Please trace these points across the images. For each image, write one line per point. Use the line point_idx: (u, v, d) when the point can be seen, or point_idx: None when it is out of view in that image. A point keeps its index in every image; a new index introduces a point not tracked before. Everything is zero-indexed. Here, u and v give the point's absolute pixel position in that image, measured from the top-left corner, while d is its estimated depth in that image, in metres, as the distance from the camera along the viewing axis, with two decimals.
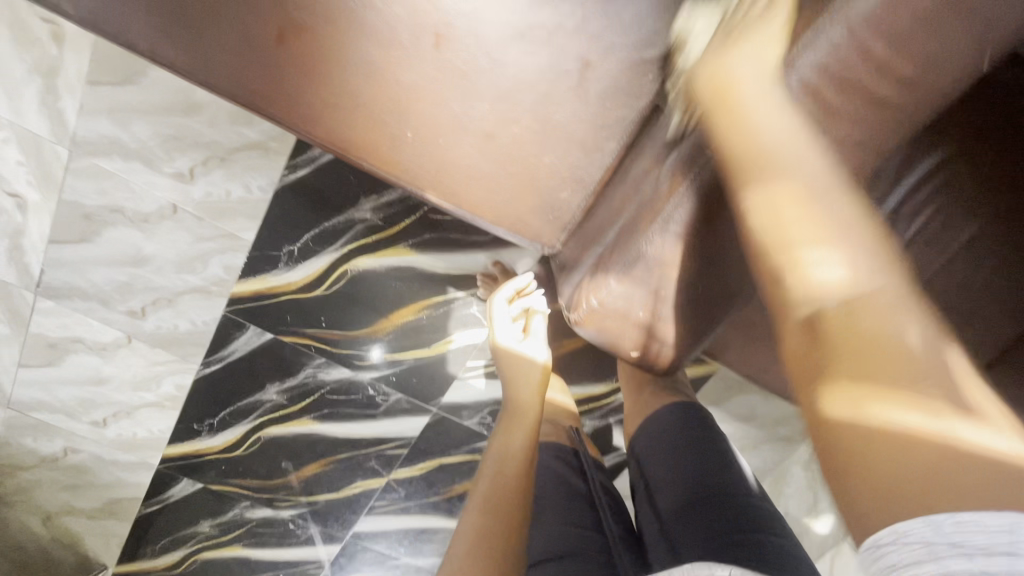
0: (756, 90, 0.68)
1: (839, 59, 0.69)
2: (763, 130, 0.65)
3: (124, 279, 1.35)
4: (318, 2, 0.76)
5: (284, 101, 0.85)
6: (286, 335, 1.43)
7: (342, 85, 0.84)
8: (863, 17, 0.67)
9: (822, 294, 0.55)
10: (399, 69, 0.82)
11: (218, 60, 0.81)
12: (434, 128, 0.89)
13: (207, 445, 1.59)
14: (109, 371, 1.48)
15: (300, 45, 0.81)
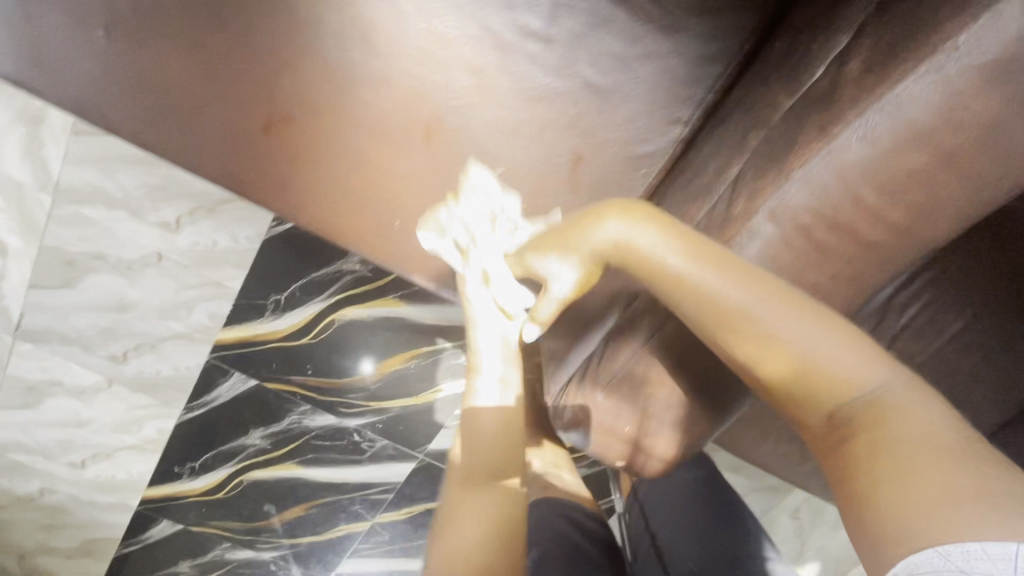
0: (659, 251, 0.75)
1: (829, 203, 0.75)
2: (699, 283, 0.71)
3: (106, 324, 1.32)
4: (312, 97, 0.85)
5: (268, 185, 0.89)
6: (270, 382, 1.41)
7: (330, 174, 0.91)
8: (854, 169, 0.73)
9: (780, 379, 0.66)
10: (396, 160, 0.91)
11: (203, 145, 0.86)
12: (424, 217, 0.97)
13: (188, 488, 1.57)
14: (90, 413, 1.45)
15: (286, 134, 0.87)
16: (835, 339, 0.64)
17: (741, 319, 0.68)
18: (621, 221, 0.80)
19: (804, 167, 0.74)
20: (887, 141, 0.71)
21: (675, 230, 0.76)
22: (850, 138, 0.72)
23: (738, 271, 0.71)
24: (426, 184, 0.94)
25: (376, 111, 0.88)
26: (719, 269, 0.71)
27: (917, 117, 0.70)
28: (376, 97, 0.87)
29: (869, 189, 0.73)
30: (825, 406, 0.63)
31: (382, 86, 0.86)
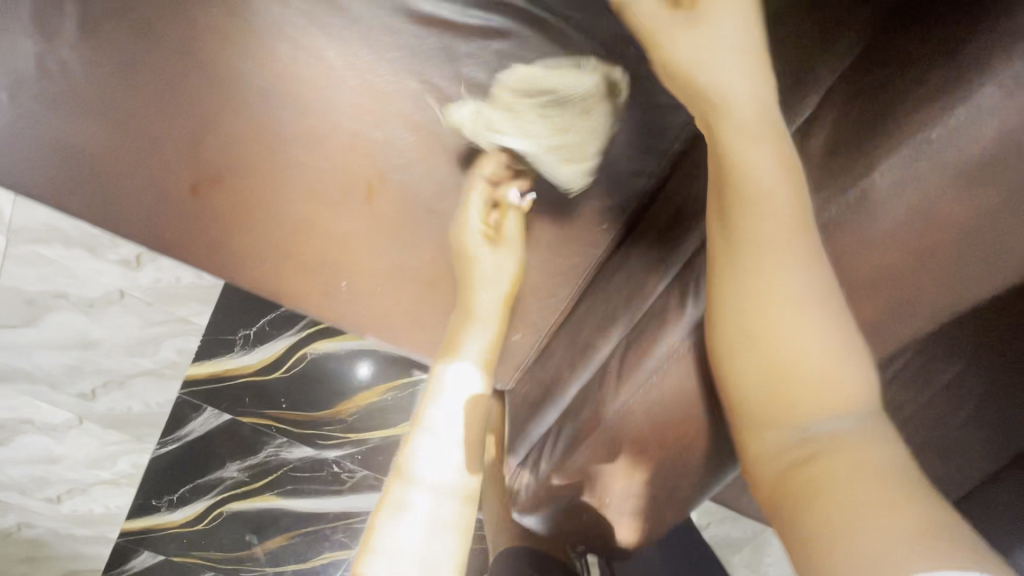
0: (737, 61, 0.42)
1: (858, 255, 0.40)
2: (750, 121, 0.41)
3: (72, 362, 1.28)
4: (233, 146, 0.61)
5: (198, 249, 0.66)
6: (245, 416, 1.37)
7: (268, 239, 0.66)
8: (904, 199, 0.38)
9: (742, 366, 0.40)
10: (330, 221, 0.65)
11: (132, 212, 0.63)
12: (375, 276, 0.70)
13: (167, 520, 1.53)
14: (62, 450, 1.41)
15: (216, 198, 0.63)
16: (838, 318, 0.38)
17: (757, 211, 0.40)
18: (742, 10, 0.42)
19: (815, 216, 0.41)
20: (966, 188, 0.36)
21: (762, 52, 0.42)
22: (878, 176, 0.38)
23: (782, 151, 0.41)
24: (377, 253, 0.67)
25: (315, 174, 0.62)
26: (761, 96, 0.42)
27: (979, 157, 0.35)
28: (309, 156, 0.61)
29: (900, 269, 0.40)
30: (798, 417, 0.36)
31: (319, 142, 0.61)
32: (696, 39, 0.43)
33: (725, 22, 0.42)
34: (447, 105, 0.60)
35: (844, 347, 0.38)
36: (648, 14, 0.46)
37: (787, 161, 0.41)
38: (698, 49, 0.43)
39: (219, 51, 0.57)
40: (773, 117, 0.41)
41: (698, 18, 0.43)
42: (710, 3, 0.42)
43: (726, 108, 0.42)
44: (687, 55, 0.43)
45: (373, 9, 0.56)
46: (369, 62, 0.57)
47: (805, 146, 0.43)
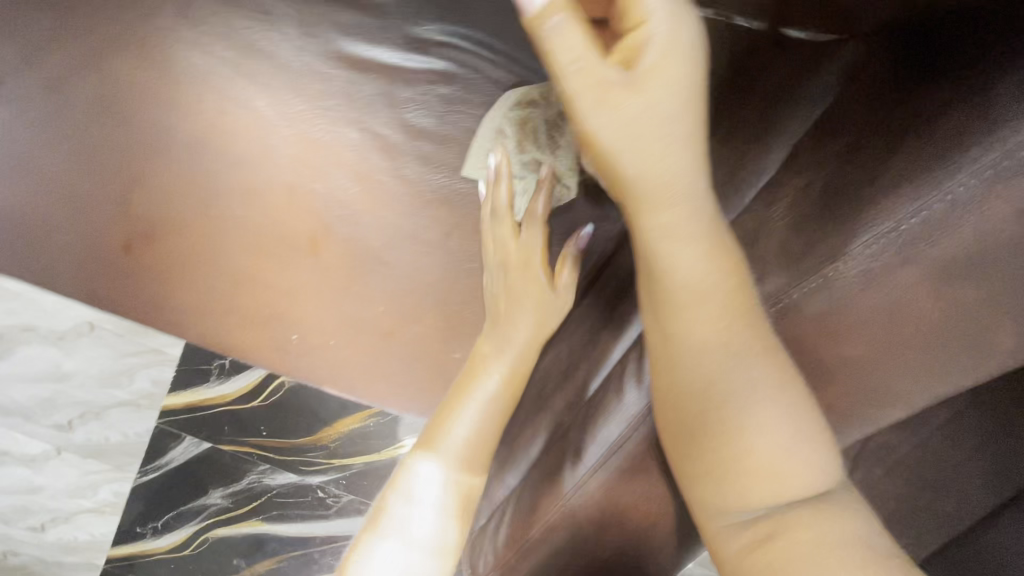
0: (676, 139, 0.33)
1: (835, 328, 0.34)
2: (681, 208, 0.34)
3: (47, 394, 1.26)
4: (171, 199, 0.57)
5: (132, 310, 0.58)
6: (224, 443, 1.33)
7: (210, 293, 0.59)
8: (890, 271, 0.32)
9: (675, 429, 0.36)
10: (273, 275, 0.59)
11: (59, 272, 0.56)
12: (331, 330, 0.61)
13: (152, 547, 1.49)
14: (43, 480, 1.39)
15: (154, 254, 0.58)
16: (794, 403, 0.34)
17: (684, 303, 0.35)
18: (690, 66, 0.33)
19: (774, 301, 0.35)
20: (943, 281, 0.31)
21: (702, 120, 0.34)
22: (846, 266, 0.32)
23: (708, 229, 0.35)
24: (329, 305, 0.60)
25: (250, 228, 0.58)
26: (695, 175, 0.34)
27: (958, 252, 0.30)
28: (247, 210, 0.57)
29: (872, 362, 0.35)
30: (748, 496, 0.33)
31: (251, 196, 0.57)
32: (633, 109, 0.32)
33: (666, 90, 0.32)
34: (391, 154, 0.58)
35: (804, 431, 0.34)
36: (580, 68, 0.32)
37: (719, 245, 0.35)
38: (637, 123, 0.32)
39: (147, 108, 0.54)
40: (702, 201, 0.35)
41: (641, 83, 0.32)
42: (650, 63, 0.32)
43: (663, 195, 0.34)
44: (621, 128, 0.32)
45: (301, 55, 0.57)
46: (307, 112, 0.57)
47: (765, 216, 0.38)
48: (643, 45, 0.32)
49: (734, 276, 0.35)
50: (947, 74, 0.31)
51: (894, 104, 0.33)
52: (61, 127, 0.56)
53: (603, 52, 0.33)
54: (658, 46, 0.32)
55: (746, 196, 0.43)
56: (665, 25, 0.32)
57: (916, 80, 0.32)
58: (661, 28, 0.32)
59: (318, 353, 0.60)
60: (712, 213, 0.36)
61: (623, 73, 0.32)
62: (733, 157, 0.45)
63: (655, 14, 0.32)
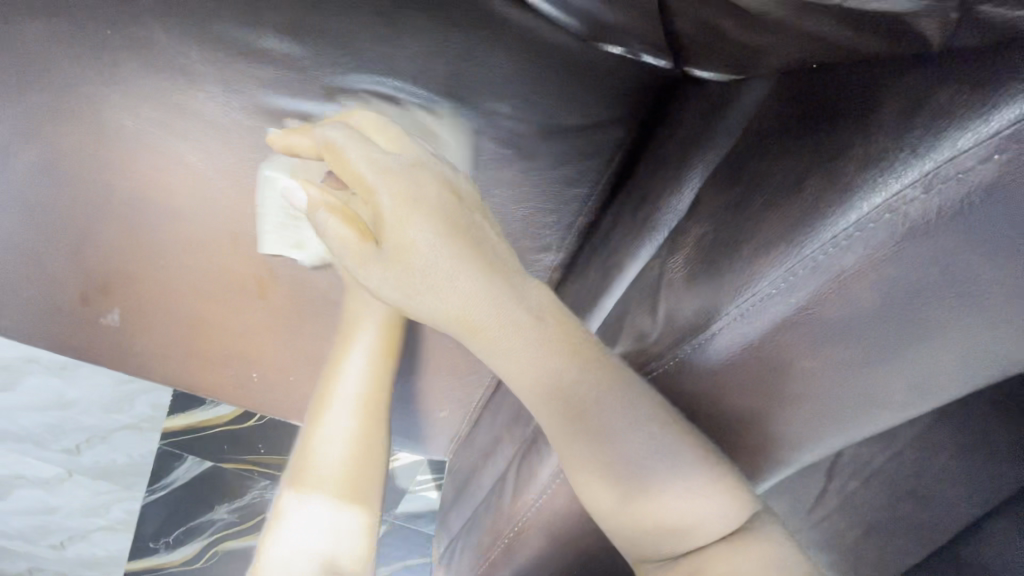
0: (449, 281, 0.34)
1: (733, 380, 0.35)
2: (498, 331, 0.35)
3: (54, 420, 1.13)
4: (120, 251, 0.58)
5: (100, 359, 0.61)
6: (228, 463, 1.25)
7: (171, 339, 0.62)
8: (775, 336, 0.33)
9: (584, 483, 0.37)
10: (227, 318, 0.61)
11: (28, 327, 0.59)
12: (287, 365, 0.64)
13: (162, 562, 1.27)
14: (63, 503, 1.21)
15: (112, 305, 0.60)
16: (678, 461, 0.36)
17: (546, 401, 0.35)
18: (429, 215, 0.35)
19: (670, 353, 0.36)
20: (818, 345, 0.32)
21: (461, 242, 0.35)
22: (724, 327, 0.33)
23: (537, 332, 0.35)
24: (283, 343, 0.63)
25: (197, 280, 0.59)
26: (495, 296, 0.35)
27: (834, 314, 0.31)
28: (193, 259, 0.59)
29: (761, 411, 0.35)
30: (664, 544, 0.36)
31: (195, 247, 0.58)
32: (395, 273, 0.35)
33: (416, 246, 0.34)
34: None
35: (694, 478, 0.36)
36: (340, 248, 0.37)
37: (549, 333, 0.35)
38: (404, 285, 0.35)
39: (90, 169, 0.56)
40: (517, 311, 0.35)
41: (387, 250, 0.35)
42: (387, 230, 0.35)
43: (473, 328, 0.35)
44: (399, 287, 0.36)
45: (226, 110, 0.55)
46: (238, 164, 0.56)
47: (667, 266, 0.39)
48: (377, 218, 0.35)
49: (596, 364, 0.36)
50: (813, 135, 0.34)
51: (774, 163, 0.35)
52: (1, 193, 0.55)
53: (357, 228, 0.37)
54: (391, 214, 0.35)
55: (659, 236, 0.44)
56: (385, 193, 0.35)
57: (788, 142, 0.36)
58: (385, 198, 0.35)
59: (280, 386, 0.65)
60: (536, 313, 0.35)
61: (376, 248, 0.36)
62: (652, 196, 0.47)
63: (376, 193, 0.35)
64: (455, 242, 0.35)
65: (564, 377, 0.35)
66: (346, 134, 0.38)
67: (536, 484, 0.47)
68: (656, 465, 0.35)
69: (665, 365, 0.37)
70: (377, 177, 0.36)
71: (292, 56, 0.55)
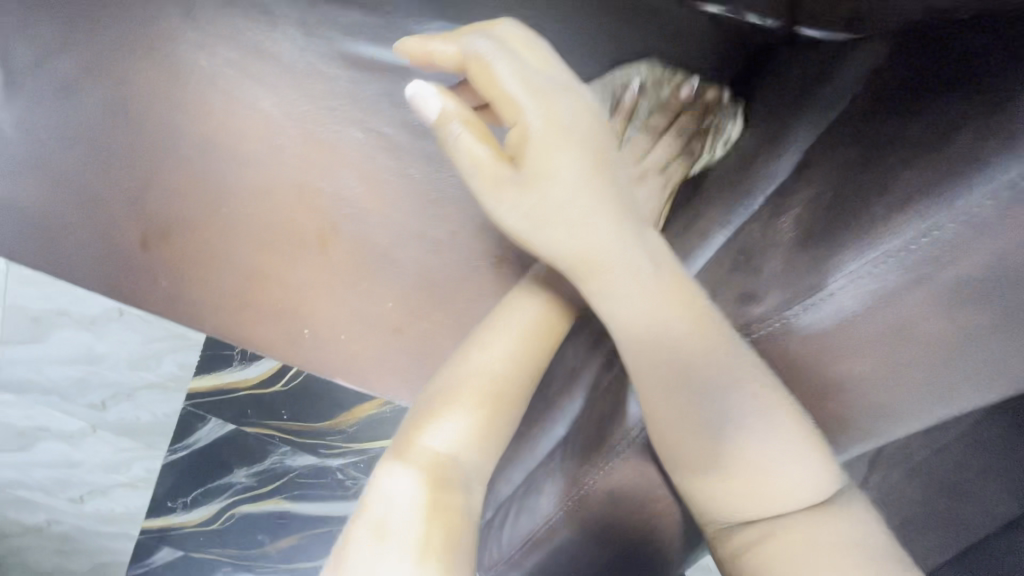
0: (580, 214, 0.37)
1: (848, 341, 0.34)
2: (615, 267, 0.38)
3: (79, 375, 1.04)
4: (184, 195, 0.58)
5: (147, 304, 0.59)
6: (250, 426, 1.05)
7: (223, 288, 0.60)
8: (908, 298, 0.32)
9: (676, 441, 0.38)
10: (284, 270, 0.60)
11: (83, 266, 0.58)
12: (337, 324, 0.61)
13: (181, 522, 1.21)
14: (85, 458, 1.15)
15: (171, 250, 0.59)
16: (775, 425, 0.36)
17: (651, 348, 0.37)
18: (576, 145, 0.37)
19: (776, 316, 0.35)
20: (947, 306, 0.32)
21: (600, 179, 0.38)
22: (844, 287, 0.33)
23: (650, 279, 0.38)
24: (339, 301, 0.60)
25: (260, 229, 0.59)
26: (616, 236, 0.38)
27: (975, 273, 0.31)
28: (258, 207, 0.58)
29: (869, 375, 0.35)
30: (745, 508, 0.37)
31: (262, 194, 0.58)
32: (530, 196, 0.37)
33: (560, 175, 0.37)
34: (397, 153, 0.58)
35: (790, 447, 0.36)
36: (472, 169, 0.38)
37: (663, 284, 0.38)
38: (537, 209, 0.37)
39: (164, 111, 0.57)
40: (636, 255, 0.38)
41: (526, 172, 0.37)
42: (531, 155, 0.37)
43: (592, 265, 0.38)
44: (524, 213, 0.38)
45: (308, 60, 0.58)
46: (312, 113, 0.58)
47: (773, 226, 0.38)
48: (523, 139, 0.38)
49: (700, 323, 0.36)
50: (942, 108, 0.32)
51: (913, 115, 0.34)
52: (78, 130, 0.57)
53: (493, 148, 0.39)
54: (539, 136, 0.37)
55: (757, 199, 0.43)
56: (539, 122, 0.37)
57: (923, 92, 0.34)
58: (536, 122, 0.37)
59: (326, 348, 0.60)
60: (653, 261, 0.38)
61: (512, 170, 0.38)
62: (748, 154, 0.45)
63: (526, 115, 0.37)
64: (594, 177, 0.38)
65: (668, 332, 0.37)
66: (509, 63, 0.38)
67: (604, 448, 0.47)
68: (753, 431, 0.36)
69: (769, 328, 0.36)
70: (530, 99, 0.38)
71: (375, 23, 0.59)
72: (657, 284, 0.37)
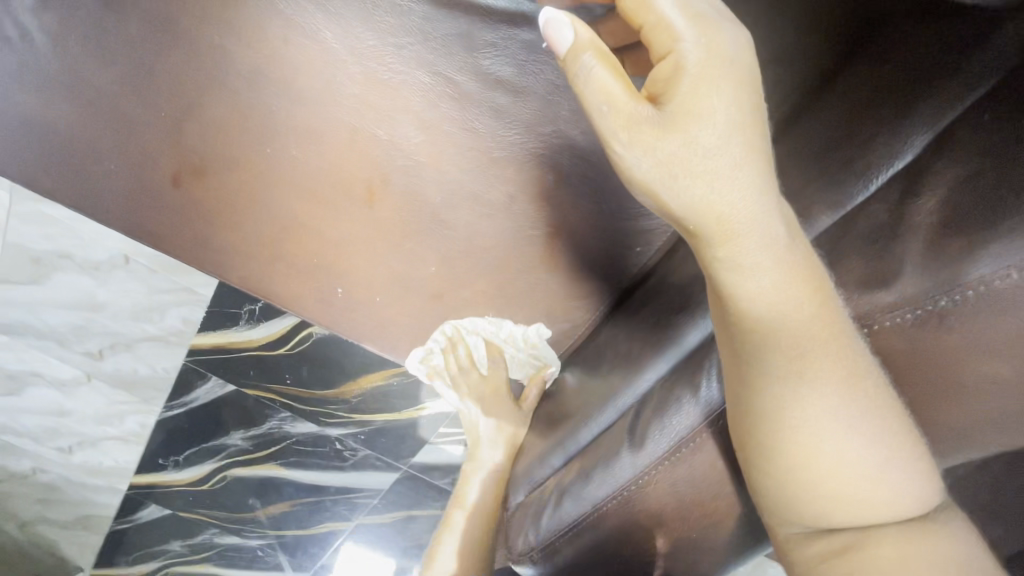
0: (727, 168, 0.31)
1: (981, 340, 0.32)
2: (749, 236, 0.32)
3: (76, 322, 0.79)
4: (227, 131, 0.53)
5: (179, 246, 0.55)
6: (250, 388, 0.87)
7: (260, 236, 0.56)
8: None
9: (772, 433, 0.34)
10: (327, 222, 0.55)
11: (114, 201, 0.54)
12: (377, 283, 0.57)
13: (171, 480, 1.05)
14: (77, 408, 0.94)
15: (205, 192, 0.54)
16: (881, 429, 0.33)
17: (763, 331, 0.33)
18: (733, 85, 0.31)
19: (916, 304, 0.33)
20: None
21: (752, 132, 0.32)
22: (995, 279, 0.31)
23: (786, 253, 0.33)
24: (382, 260, 0.57)
25: (306, 173, 0.54)
26: (759, 199, 0.32)
27: None
28: (307, 152, 0.54)
29: (998, 381, 0.32)
30: (845, 514, 0.33)
31: (312, 136, 0.54)
32: (669, 140, 0.31)
33: (707, 119, 0.31)
34: (464, 104, 0.54)
35: (894, 455, 0.33)
36: (606, 106, 0.32)
37: (794, 266, 0.33)
38: (673, 159, 0.31)
39: (209, 32, 0.52)
40: (774, 224, 0.33)
41: (671, 113, 0.31)
42: (679, 93, 0.31)
43: (727, 229, 0.32)
44: (658, 164, 0.32)
45: None
46: (377, 50, 0.53)
47: (905, 208, 0.34)
48: (675, 73, 0.31)
49: (817, 305, 0.33)
50: None
51: None
52: (123, 48, 0.52)
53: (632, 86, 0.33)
54: (695, 69, 0.31)
55: (878, 178, 0.39)
56: (694, 53, 0.31)
57: None
58: (694, 53, 0.31)
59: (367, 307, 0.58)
60: (790, 235, 0.33)
61: (652, 108, 0.32)
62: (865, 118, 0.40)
63: (683, 45, 0.31)
64: (746, 128, 0.32)
65: (791, 312, 0.33)
66: None
67: (670, 436, 0.45)
68: (859, 433, 0.33)
69: (887, 320, 0.34)
70: (689, 27, 0.31)
71: None
72: (789, 261, 0.33)
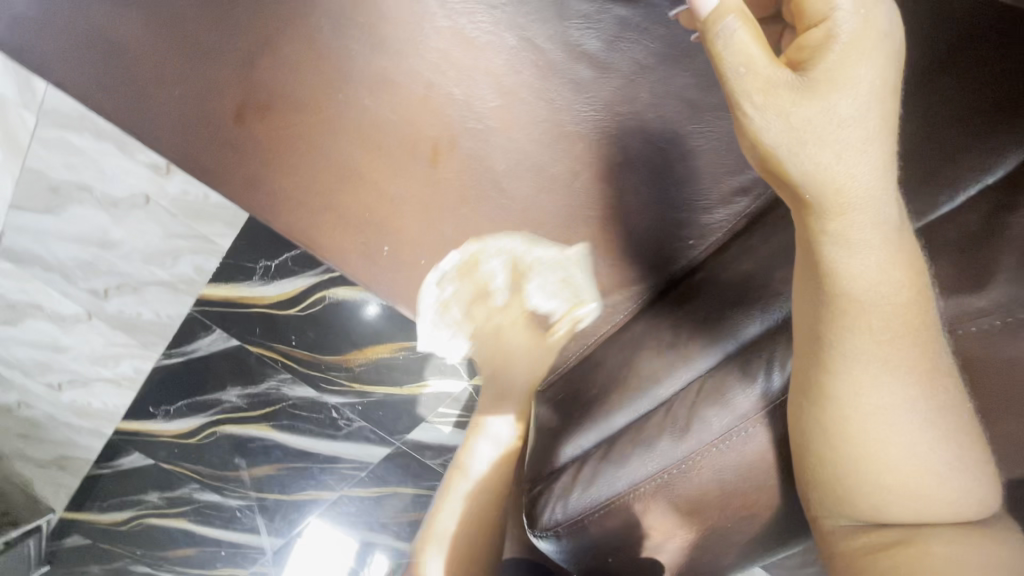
0: (855, 141, 0.33)
1: None
2: (861, 215, 0.34)
3: (86, 257, 0.77)
4: (305, 69, 0.52)
5: (227, 179, 0.54)
6: (252, 344, 0.85)
7: (314, 179, 0.55)
8: None
9: (863, 423, 0.35)
10: (385, 176, 0.55)
11: (162, 128, 0.53)
12: (426, 244, 0.57)
13: (160, 429, 1.03)
14: (72, 345, 0.92)
15: (265, 129, 0.53)
16: (955, 428, 0.34)
17: (858, 317, 0.35)
18: (880, 60, 0.33)
19: (1002, 313, 0.35)
20: None
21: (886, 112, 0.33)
22: None
23: (895, 238, 0.34)
24: (433, 223, 0.56)
25: (379, 124, 0.54)
26: (875, 182, 0.33)
27: None
28: (380, 103, 0.53)
29: None
30: (918, 508, 0.34)
31: (391, 89, 0.53)
32: (805, 105, 0.32)
33: (850, 89, 0.32)
34: (544, 74, 0.54)
35: (963, 454, 0.34)
36: (744, 70, 0.33)
37: (896, 253, 0.34)
38: (802, 127, 0.33)
39: None
40: (887, 210, 0.34)
41: (811, 81, 0.32)
42: (825, 63, 0.32)
43: (845, 203, 0.33)
44: (786, 130, 0.33)
45: None
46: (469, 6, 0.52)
47: (1002, 223, 0.37)
48: (824, 41, 0.32)
49: (914, 294, 0.34)
50: None
51: None
52: None
53: (770, 52, 0.33)
54: (846, 38, 0.32)
55: (963, 193, 0.40)
56: (848, 22, 0.32)
57: None
58: (850, 22, 0.32)
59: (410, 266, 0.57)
60: (900, 220, 0.35)
61: (791, 75, 0.33)
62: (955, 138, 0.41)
63: (835, 14, 0.32)
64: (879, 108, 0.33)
65: (892, 299, 0.34)
66: None
67: (727, 421, 0.45)
68: (942, 425, 0.34)
69: (970, 326, 0.36)
70: None
71: None
72: (894, 250, 0.34)
